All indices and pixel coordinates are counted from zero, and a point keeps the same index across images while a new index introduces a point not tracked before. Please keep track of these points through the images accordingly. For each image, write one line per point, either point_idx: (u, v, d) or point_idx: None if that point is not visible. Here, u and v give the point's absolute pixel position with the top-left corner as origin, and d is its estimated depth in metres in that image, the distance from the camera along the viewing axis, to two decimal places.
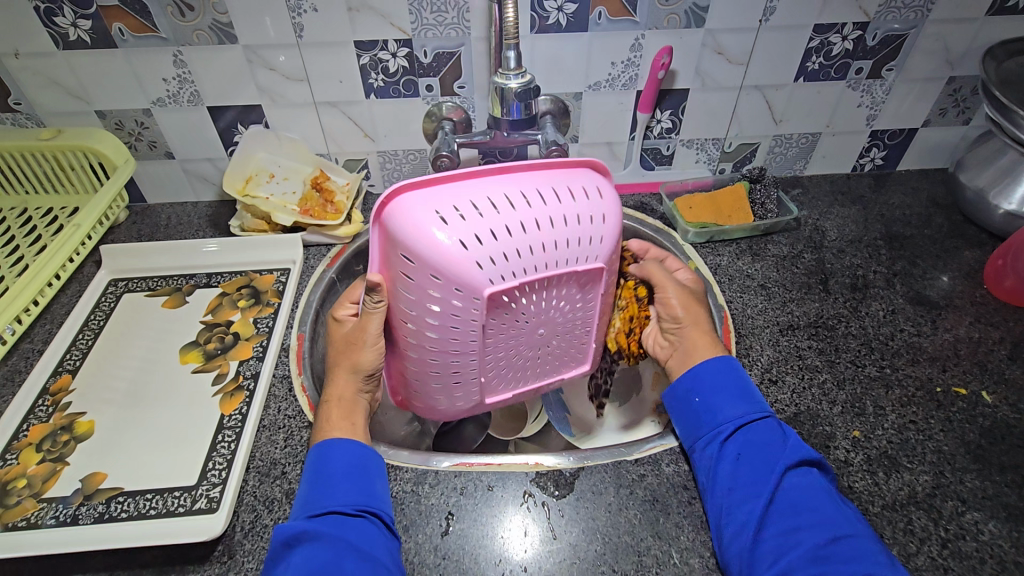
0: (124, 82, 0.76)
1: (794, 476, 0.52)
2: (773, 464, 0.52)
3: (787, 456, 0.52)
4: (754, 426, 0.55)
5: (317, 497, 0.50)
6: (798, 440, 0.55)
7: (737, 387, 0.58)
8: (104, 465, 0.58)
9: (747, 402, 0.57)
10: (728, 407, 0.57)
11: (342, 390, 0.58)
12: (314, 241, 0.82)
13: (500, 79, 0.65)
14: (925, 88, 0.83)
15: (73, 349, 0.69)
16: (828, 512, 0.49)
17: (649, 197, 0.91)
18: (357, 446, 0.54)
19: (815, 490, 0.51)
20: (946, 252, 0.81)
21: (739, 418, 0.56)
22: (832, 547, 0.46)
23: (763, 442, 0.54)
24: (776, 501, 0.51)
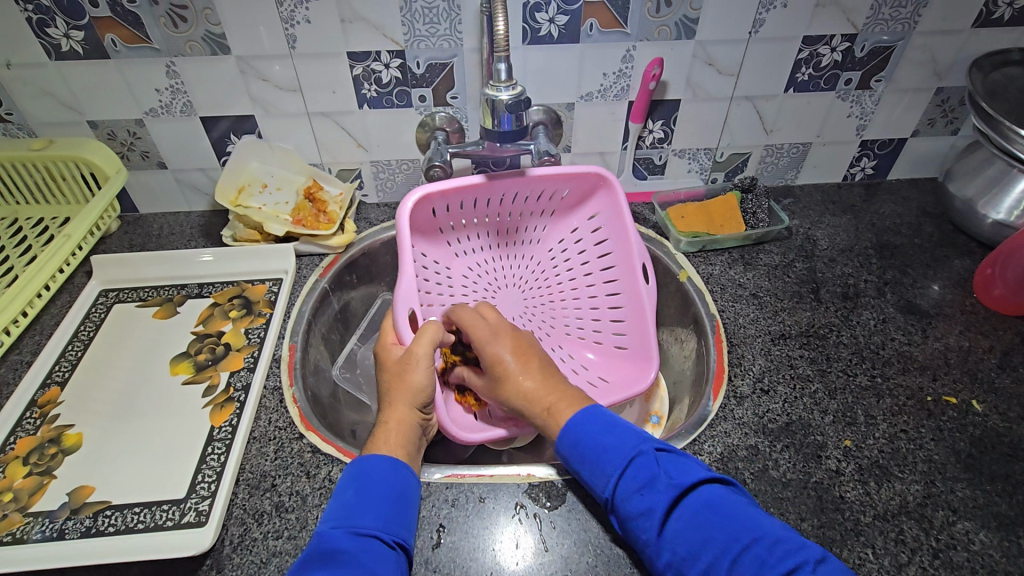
0: (116, 92, 0.76)
1: (680, 510, 0.47)
2: (652, 513, 0.47)
3: (661, 500, 0.47)
4: (625, 479, 0.49)
5: (356, 513, 0.48)
6: (666, 468, 0.49)
7: (602, 438, 0.52)
8: (92, 478, 0.57)
9: (607, 456, 0.51)
10: (594, 471, 0.51)
11: (402, 413, 0.58)
12: (306, 251, 0.82)
13: (491, 91, 0.65)
14: (913, 98, 0.84)
15: (62, 360, 0.69)
16: (726, 534, 0.44)
17: (642, 206, 0.92)
18: (405, 470, 0.53)
19: (701, 518, 0.45)
20: (937, 261, 0.81)
21: (610, 479, 0.50)
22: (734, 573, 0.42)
23: (637, 493, 0.48)
24: (670, 547, 0.45)
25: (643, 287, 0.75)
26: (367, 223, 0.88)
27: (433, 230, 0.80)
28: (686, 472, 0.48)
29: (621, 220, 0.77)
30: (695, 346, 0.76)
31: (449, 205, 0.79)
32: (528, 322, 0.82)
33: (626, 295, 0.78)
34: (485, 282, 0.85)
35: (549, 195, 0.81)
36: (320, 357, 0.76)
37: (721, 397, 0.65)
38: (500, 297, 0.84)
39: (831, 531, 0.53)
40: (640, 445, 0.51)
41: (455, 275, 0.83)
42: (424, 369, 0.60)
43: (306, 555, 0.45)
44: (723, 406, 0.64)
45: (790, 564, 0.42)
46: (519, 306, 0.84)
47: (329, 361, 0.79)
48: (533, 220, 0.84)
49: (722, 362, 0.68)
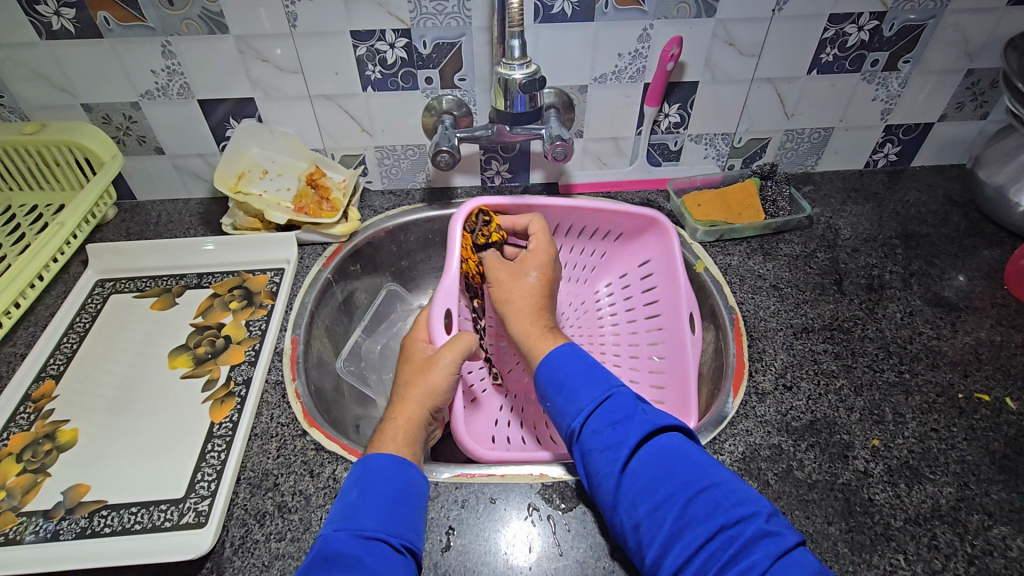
0: (110, 74, 0.73)
1: (645, 447, 0.47)
2: (619, 446, 0.47)
3: (634, 433, 0.48)
4: (600, 411, 0.50)
5: (360, 515, 0.46)
6: (645, 411, 0.50)
7: (581, 374, 0.54)
8: (87, 476, 0.55)
9: (587, 387, 0.52)
10: (572, 399, 0.52)
11: (413, 412, 0.56)
12: (309, 239, 0.79)
13: (504, 69, 0.62)
14: (942, 81, 0.80)
15: (57, 353, 0.66)
16: (685, 470, 0.45)
17: (656, 194, 0.89)
18: (411, 469, 0.51)
19: (664, 453, 0.46)
20: (965, 251, 0.78)
21: (583, 410, 0.51)
22: (685, 513, 0.43)
23: (610, 426, 0.49)
24: (628, 477, 0.46)
25: (688, 338, 0.71)
26: (372, 211, 0.85)
27: None
28: (659, 415, 0.50)
29: (671, 267, 0.75)
30: (712, 339, 0.73)
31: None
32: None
33: (669, 351, 0.73)
34: None
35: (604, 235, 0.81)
36: (324, 351, 0.74)
37: (742, 394, 0.62)
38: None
39: (860, 535, 0.51)
40: (621, 386, 0.53)
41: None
42: (448, 372, 0.58)
43: (309, 561, 0.43)
44: (743, 403, 0.61)
45: (745, 512, 0.42)
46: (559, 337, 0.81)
47: (332, 354, 0.76)
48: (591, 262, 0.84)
49: (742, 357, 0.66)
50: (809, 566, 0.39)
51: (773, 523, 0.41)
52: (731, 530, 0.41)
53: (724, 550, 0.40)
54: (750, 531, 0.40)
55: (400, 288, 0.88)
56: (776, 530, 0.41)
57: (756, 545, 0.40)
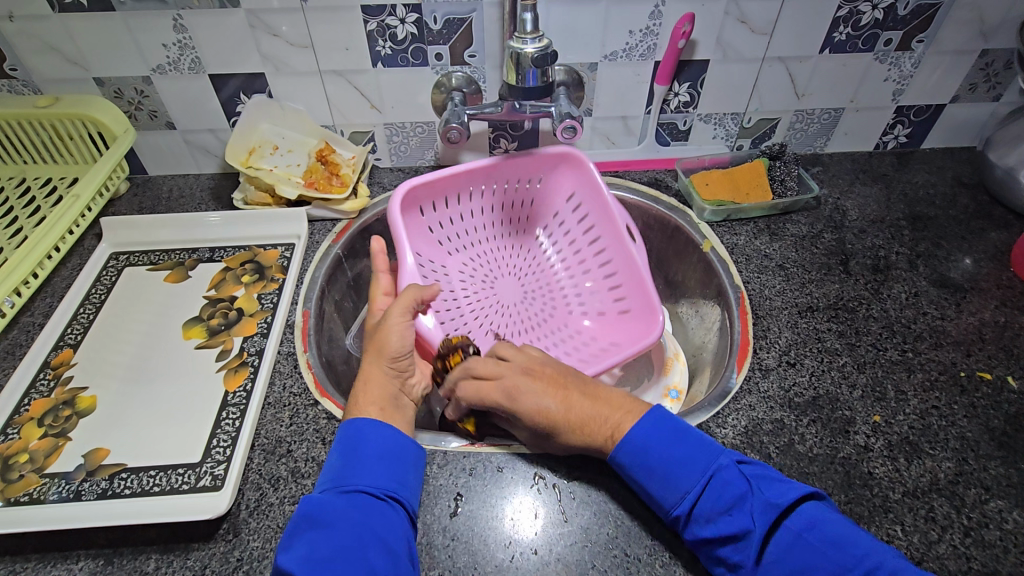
0: (123, 48, 0.73)
1: (776, 530, 0.45)
2: (747, 540, 0.45)
3: (758, 523, 0.45)
4: (707, 496, 0.47)
5: (343, 474, 0.49)
6: (760, 489, 0.47)
7: (673, 453, 0.49)
8: (107, 441, 0.57)
9: (685, 472, 0.48)
10: (673, 490, 0.48)
11: (377, 372, 0.57)
12: (319, 216, 0.80)
13: (515, 43, 0.62)
14: (955, 61, 0.79)
15: (74, 323, 0.68)
16: (829, 554, 0.43)
17: (664, 173, 0.88)
18: (387, 428, 0.52)
19: (802, 539, 0.45)
20: (972, 234, 0.78)
21: (687, 498, 0.47)
22: None
23: (725, 515, 0.46)
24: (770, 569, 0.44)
25: (632, 249, 0.77)
26: (380, 187, 0.86)
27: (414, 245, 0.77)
28: (776, 488, 0.47)
29: (602, 197, 0.79)
30: (718, 319, 0.74)
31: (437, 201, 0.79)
32: (532, 304, 0.82)
33: (618, 266, 0.79)
34: (481, 276, 0.83)
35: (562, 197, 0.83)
36: (334, 325, 0.75)
37: (745, 369, 0.63)
38: (498, 290, 0.82)
39: (859, 507, 0.52)
40: (718, 457, 0.49)
41: (452, 274, 0.81)
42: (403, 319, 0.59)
43: (295, 517, 0.46)
44: (747, 378, 0.62)
45: None
46: (519, 292, 0.83)
47: (342, 329, 0.77)
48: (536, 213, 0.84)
49: (746, 335, 0.67)
50: None
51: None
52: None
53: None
54: None
55: None
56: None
57: None
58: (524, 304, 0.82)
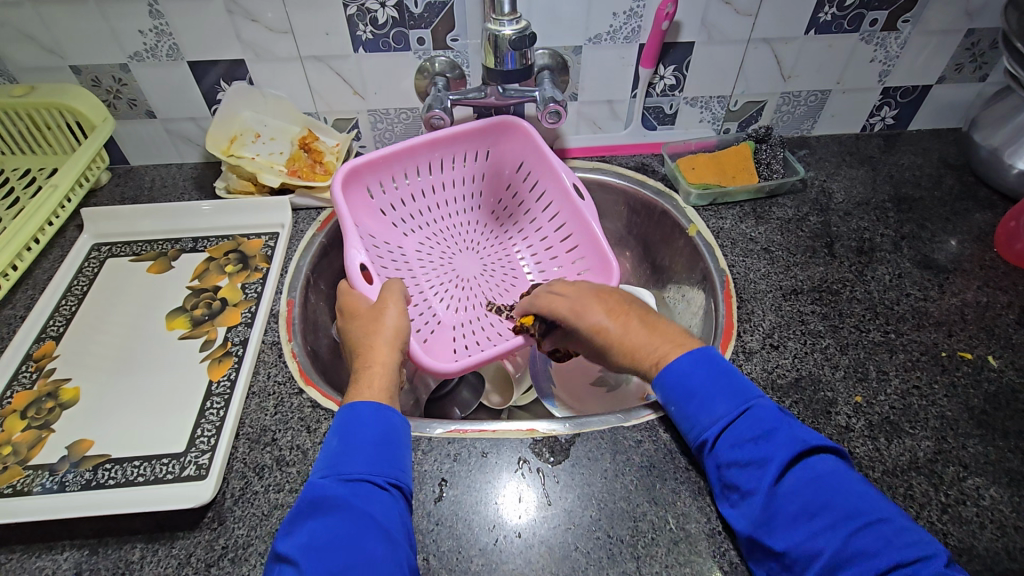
0: (98, 36, 0.72)
1: (797, 469, 0.44)
2: (765, 466, 0.45)
3: (782, 452, 0.45)
4: (740, 424, 0.47)
5: (342, 459, 0.48)
6: (794, 428, 0.46)
7: (711, 382, 0.50)
8: (91, 432, 0.57)
9: (722, 398, 0.49)
10: (705, 414, 0.49)
11: (386, 356, 0.57)
12: (303, 204, 0.79)
13: (493, 26, 0.62)
14: (942, 41, 0.79)
15: (56, 316, 0.67)
16: (845, 499, 0.42)
17: (650, 158, 0.88)
18: (392, 412, 0.52)
19: (822, 480, 0.43)
20: (957, 214, 0.78)
21: (719, 423, 0.48)
22: (846, 546, 0.40)
23: (751, 442, 0.46)
24: (782, 501, 0.43)
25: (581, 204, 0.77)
26: None
27: (382, 218, 0.78)
28: (805, 434, 0.46)
29: (542, 156, 0.79)
30: (703, 302, 0.74)
31: (384, 182, 0.77)
32: (491, 279, 0.82)
33: (567, 215, 0.80)
34: (441, 249, 0.83)
35: (418, 171, 0.79)
36: (319, 314, 0.75)
37: (729, 352, 0.63)
38: (455, 263, 0.82)
39: None
40: (759, 397, 0.49)
41: (409, 253, 0.80)
42: (397, 311, 0.60)
43: (297, 504, 0.45)
44: (730, 361, 0.62)
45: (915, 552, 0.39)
46: (477, 266, 0.83)
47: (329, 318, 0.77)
48: (471, 190, 0.84)
49: (730, 319, 0.67)
50: None
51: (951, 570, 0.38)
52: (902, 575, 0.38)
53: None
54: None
55: None
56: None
57: None
58: (482, 277, 0.82)
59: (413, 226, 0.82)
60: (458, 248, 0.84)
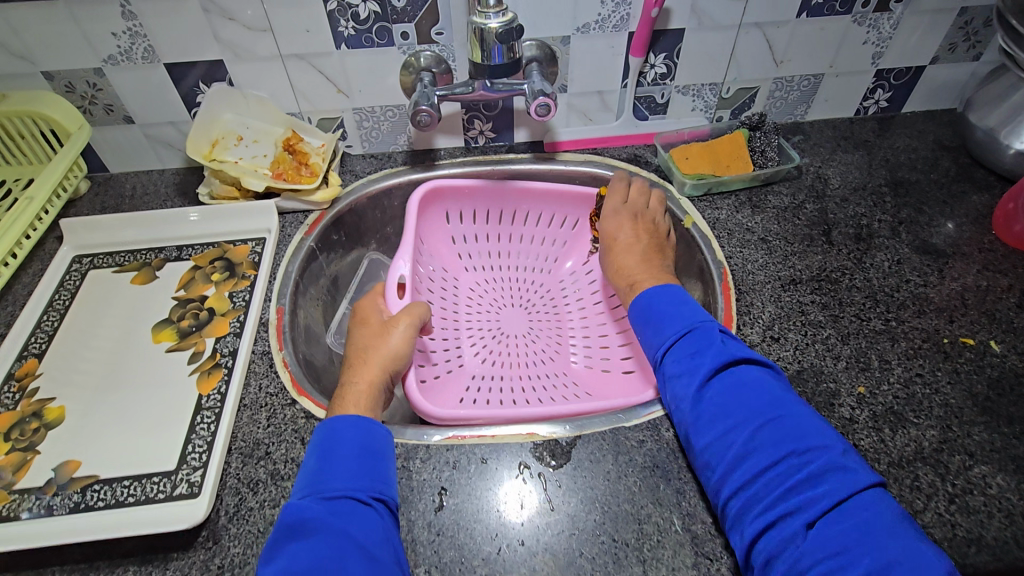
0: (69, 40, 0.69)
1: (723, 376, 0.51)
2: (695, 373, 0.52)
3: (709, 361, 0.51)
4: (682, 343, 0.54)
5: (322, 478, 0.47)
6: (731, 343, 0.53)
7: (673, 308, 0.57)
8: (78, 452, 0.55)
9: (673, 320, 0.56)
10: (665, 328, 0.56)
11: (375, 375, 0.57)
12: (290, 207, 0.77)
13: (479, 19, 0.60)
14: (935, 21, 0.77)
15: (37, 332, 0.65)
16: (755, 403, 0.49)
17: (643, 148, 0.86)
18: (378, 425, 0.52)
19: (747, 385, 0.50)
20: (954, 197, 0.77)
21: (667, 342, 0.55)
22: (755, 437, 0.47)
23: (689, 356, 0.53)
24: (702, 404, 0.50)
25: None
26: (353, 175, 0.83)
27: (450, 248, 0.86)
28: (736, 349, 0.52)
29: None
30: (701, 295, 0.73)
31: (465, 216, 0.85)
32: (531, 344, 0.81)
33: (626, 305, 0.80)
34: (490, 299, 0.86)
35: (564, 220, 0.86)
36: (311, 320, 0.73)
37: None
38: (504, 315, 0.84)
39: None
40: (706, 320, 0.55)
41: (462, 288, 0.86)
42: (404, 333, 0.61)
43: (276, 529, 0.44)
44: None
45: (818, 445, 0.45)
46: (523, 324, 0.83)
47: (321, 324, 0.76)
48: (548, 250, 0.88)
49: (730, 310, 0.66)
50: (881, 502, 0.42)
51: (842, 458, 0.45)
52: (796, 459, 0.45)
53: (787, 477, 0.44)
54: (819, 462, 0.44)
55: (384, 256, 0.87)
56: (851, 466, 0.44)
57: (821, 476, 0.44)
58: (522, 338, 0.82)
59: (477, 265, 0.88)
60: (509, 303, 0.85)
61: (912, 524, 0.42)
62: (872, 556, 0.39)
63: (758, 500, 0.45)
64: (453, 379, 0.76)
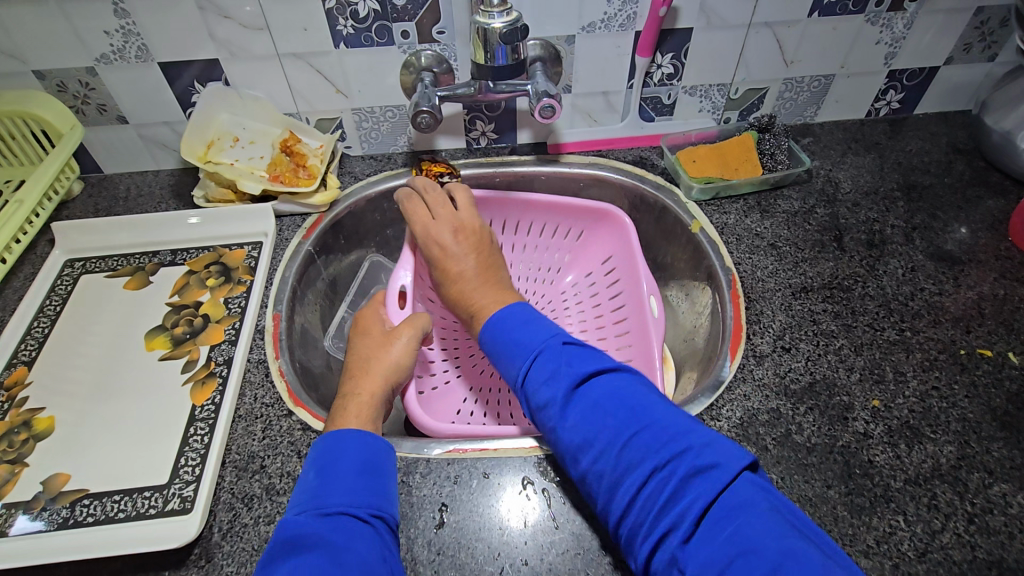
0: (60, 38, 0.68)
1: (579, 399, 0.47)
2: (556, 400, 0.47)
3: (562, 388, 0.47)
4: (535, 368, 0.49)
5: (322, 493, 0.45)
6: (586, 355, 0.50)
7: (521, 329, 0.53)
8: (68, 465, 0.53)
9: (517, 351, 0.51)
10: (524, 344, 0.51)
11: (375, 388, 0.55)
12: (287, 210, 0.75)
13: (482, 18, 0.58)
14: (949, 21, 0.75)
15: (28, 339, 0.64)
16: (619, 418, 0.44)
17: (649, 150, 0.84)
18: (376, 438, 0.51)
19: (607, 402, 0.46)
20: (968, 202, 0.75)
21: (522, 371, 0.50)
22: (622, 458, 0.43)
23: (547, 380, 0.48)
24: (568, 433, 0.46)
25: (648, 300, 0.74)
26: (352, 177, 0.81)
27: None
28: (589, 362, 0.49)
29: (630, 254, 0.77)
30: (709, 302, 0.71)
31: None
32: None
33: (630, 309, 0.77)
34: None
35: (566, 232, 0.84)
36: (308, 326, 0.71)
37: (740, 357, 0.60)
38: None
39: (860, 498, 0.50)
40: (545, 339, 0.51)
41: None
42: (407, 345, 0.59)
43: (274, 544, 0.42)
44: (741, 367, 0.59)
45: (678, 448, 0.42)
46: None
47: (319, 330, 0.74)
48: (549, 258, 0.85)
49: (740, 318, 0.64)
50: (756, 503, 0.38)
51: (704, 458, 0.41)
52: (662, 472, 0.41)
53: (660, 493, 0.41)
54: (682, 472, 0.40)
55: (384, 259, 0.85)
56: (718, 463, 0.41)
57: (691, 487, 0.40)
58: None
59: None
60: None
61: (789, 515, 0.39)
62: (746, 565, 0.36)
63: (640, 526, 0.41)
64: (450, 390, 0.75)
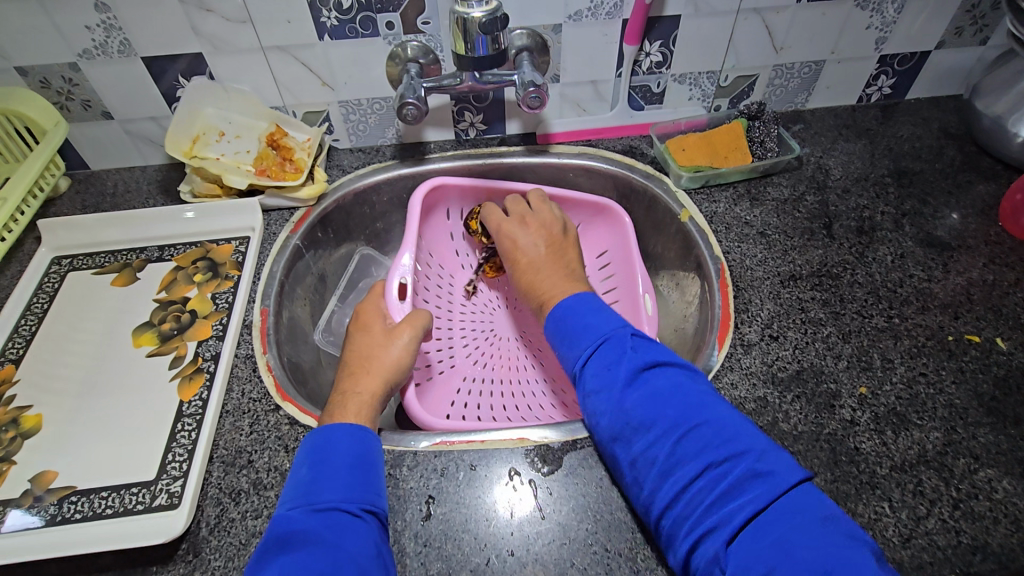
0: (41, 33, 0.67)
1: (644, 385, 0.48)
2: (612, 386, 0.49)
3: (630, 371, 0.49)
4: (598, 354, 0.52)
5: (313, 489, 0.45)
6: (654, 348, 0.52)
7: (586, 317, 0.55)
8: (55, 463, 0.54)
9: (584, 334, 0.54)
10: (579, 340, 0.54)
11: (376, 387, 0.55)
12: (274, 204, 0.75)
13: (462, 8, 0.58)
14: (941, 5, 0.74)
15: (15, 337, 0.64)
16: (676, 405, 0.47)
17: (638, 140, 0.84)
18: (368, 435, 0.50)
19: (673, 394, 0.47)
20: (959, 187, 0.75)
21: (582, 354, 0.53)
22: (676, 450, 0.45)
23: (609, 367, 0.50)
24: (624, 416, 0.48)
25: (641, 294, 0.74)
26: (340, 170, 0.81)
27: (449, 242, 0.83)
28: (656, 354, 0.51)
29: (626, 249, 0.78)
30: (698, 292, 0.71)
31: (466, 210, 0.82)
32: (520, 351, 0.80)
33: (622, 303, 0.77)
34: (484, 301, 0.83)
35: None
36: (297, 321, 0.71)
37: (727, 346, 0.60)
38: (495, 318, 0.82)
39: (845, 485, 0.50)
40: (618, 328, 0.54)
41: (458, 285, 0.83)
42: (408, 342, 0.60)
43: (265, 541, 0.42)
44: (728, 355, 0.59)
45: (736, 449, 0.43)
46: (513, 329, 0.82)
47: (308, 324, 0.74)
48: None
49: (727, 308, 0.64)
50: (798, 507, 0.40)
51: (764, 463, 0.43)
52: (716, 470, 0.43)
53: (712, 489, 0.42)
54: (739, 471, 0.42)
55: (374, 252, 0.85)
56: (769, 469, 0.42)
57: (745, 485, 0.42)
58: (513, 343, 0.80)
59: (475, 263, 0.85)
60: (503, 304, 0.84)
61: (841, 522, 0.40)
62: (787, 564, 0.37)
63: (686, 519, 0.43)
64: (443, 380, 0.75)
